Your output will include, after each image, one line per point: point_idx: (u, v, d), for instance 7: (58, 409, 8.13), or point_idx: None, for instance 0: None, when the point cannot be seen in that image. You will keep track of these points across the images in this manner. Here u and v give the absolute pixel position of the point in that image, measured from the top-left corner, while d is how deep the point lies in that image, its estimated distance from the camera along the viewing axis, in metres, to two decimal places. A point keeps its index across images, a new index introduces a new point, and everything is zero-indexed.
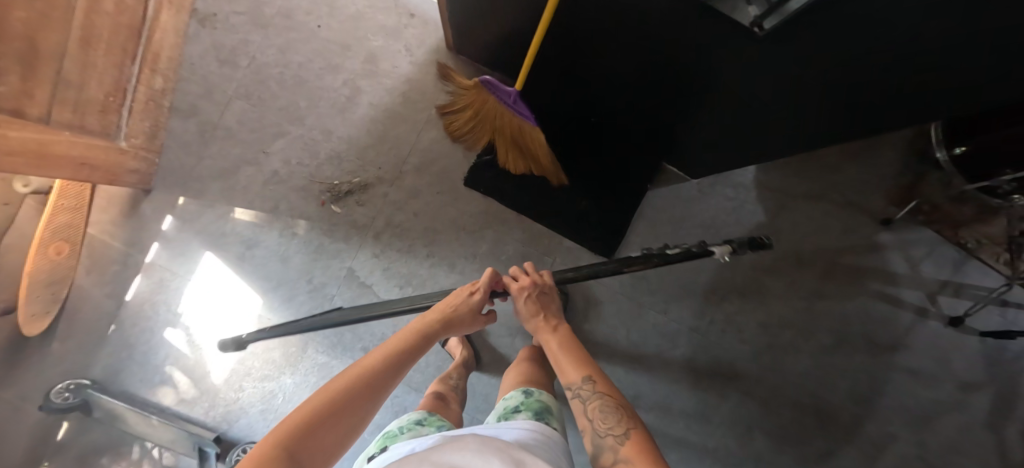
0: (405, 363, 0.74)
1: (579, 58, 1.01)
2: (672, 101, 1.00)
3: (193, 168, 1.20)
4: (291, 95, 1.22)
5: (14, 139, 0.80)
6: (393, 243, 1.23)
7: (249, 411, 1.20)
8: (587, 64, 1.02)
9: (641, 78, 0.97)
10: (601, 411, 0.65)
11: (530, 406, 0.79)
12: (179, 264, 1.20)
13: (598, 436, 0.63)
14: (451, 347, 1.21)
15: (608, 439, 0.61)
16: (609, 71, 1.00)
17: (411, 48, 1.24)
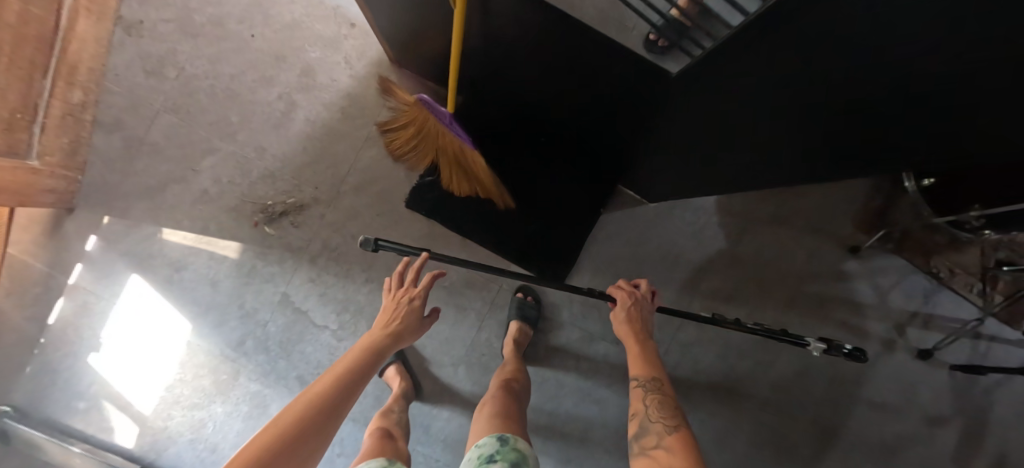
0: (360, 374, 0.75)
1: (518, 72, 0.93)
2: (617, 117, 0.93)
3: (119, 186, 1.14)
4: (222, 109, 1.15)
5: None
6: (329, 267, 1.17)
7: (177, 441, 1.15)
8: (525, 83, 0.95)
9: (584, 91, 0.90)
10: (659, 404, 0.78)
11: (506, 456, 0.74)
12: (103, 286, 1.14)
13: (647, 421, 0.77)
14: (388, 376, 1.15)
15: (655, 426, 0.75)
16: (549, 84, 0.92)
17: (350, 60, 1.17)
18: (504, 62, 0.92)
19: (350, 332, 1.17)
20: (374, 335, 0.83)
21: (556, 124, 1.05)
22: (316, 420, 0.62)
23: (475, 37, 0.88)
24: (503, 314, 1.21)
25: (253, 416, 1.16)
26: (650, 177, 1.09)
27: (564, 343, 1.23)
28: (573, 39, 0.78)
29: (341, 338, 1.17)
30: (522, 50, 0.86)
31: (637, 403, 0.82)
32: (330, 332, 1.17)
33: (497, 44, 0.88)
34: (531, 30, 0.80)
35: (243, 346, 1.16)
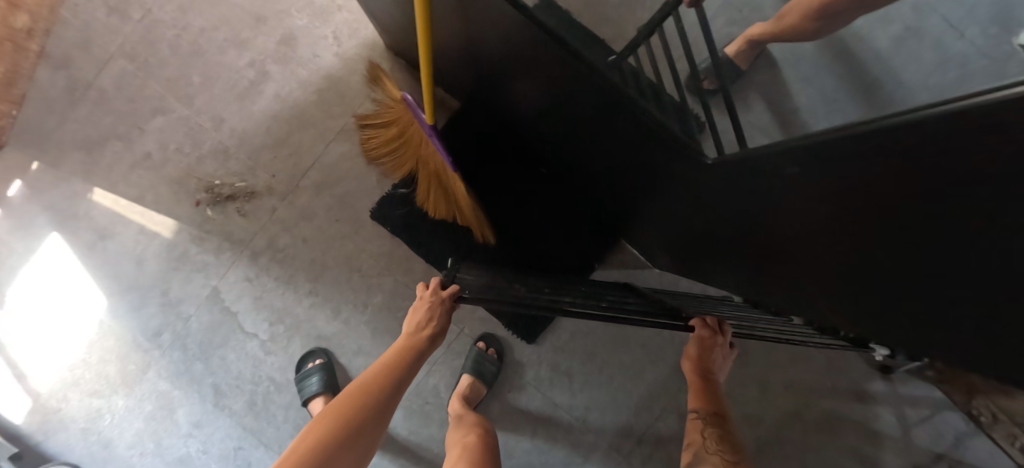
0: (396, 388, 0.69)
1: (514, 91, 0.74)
2: (623, 174, 0.74)
3: (55, 130, 1.00)
4: (184, 66, 1.00)
5: None
6: (271, 269, 1.01)
7: (70, 426, 1.03)
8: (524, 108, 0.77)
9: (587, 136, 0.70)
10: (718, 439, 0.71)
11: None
12: (18, 239, 1.01)
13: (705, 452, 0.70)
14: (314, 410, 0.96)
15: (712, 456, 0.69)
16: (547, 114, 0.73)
17: (340, 37, 1.00)
18: (497, 74, 0.72)
19: (281, 346, 1.02)
20: (408, 341, 0.75)
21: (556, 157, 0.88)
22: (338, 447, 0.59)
23: (460, 45, 0.69)
24: (457, 361, 1.04)
25: (157, 417, 1.03)
26: (654, 237, 0.90)
27: (522, 408, 1.05)
28: (581, 87, 0.57)
29: (269, 351, 1.02)
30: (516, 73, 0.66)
31: (694, 433, 0.75)
32: (257, 343, 1.02)
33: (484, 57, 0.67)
34: (525, 59, 0.60)
35: (159, 337, 1.02)
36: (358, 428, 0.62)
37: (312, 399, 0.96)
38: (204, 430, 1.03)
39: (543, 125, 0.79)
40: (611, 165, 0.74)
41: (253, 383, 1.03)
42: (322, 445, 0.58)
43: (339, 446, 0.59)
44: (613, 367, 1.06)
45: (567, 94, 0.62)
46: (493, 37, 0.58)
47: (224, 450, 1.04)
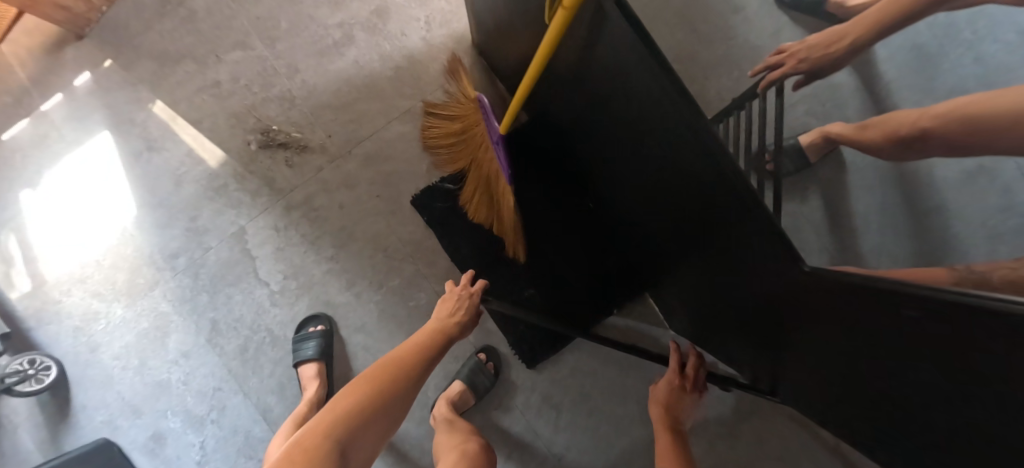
0: (426, 365, 0.69)
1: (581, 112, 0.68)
2: (662, 216, 0.68)
3: (136, 35, 1.01)
4: (276, 9, 1.01)
5: None
6: (300, 225, 1.01)
7: (64, 321, 1.03)
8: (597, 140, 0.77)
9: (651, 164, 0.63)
10: None
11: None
12: (70, 129, 1.02)
13: None
14: (303, 376, 0.95)
15: None
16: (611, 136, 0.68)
17: (431, 23, 1.01)
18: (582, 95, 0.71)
19: (288, 301, 1.02)
20: (438, 323, 0.75)
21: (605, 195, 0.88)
22: (369, 413, 0.59)
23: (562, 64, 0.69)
24: (453, 365, 1.03)
25: (149, 336, 1.03)
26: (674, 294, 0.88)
27: (502, 429, 1.03)
28: (665, 110, 0.49)
29: (276, 303, 1.02)
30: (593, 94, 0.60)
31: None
32: (266, 292, 1.02)
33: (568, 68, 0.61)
34: (626, 73, 0.52)
35: (175, 259, 1.02)
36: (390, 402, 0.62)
37: (304, 364, 0.96)
38: (190, 361, 1.03)
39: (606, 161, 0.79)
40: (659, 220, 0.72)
41: (251, 330, 1.03)
42: (354, 410, 0.58)
43: (371, 416, 0.59)
44: (602, 415, 1.04)
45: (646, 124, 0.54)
46: (608, 55, 0.54)
47: (203, 387, 1.03)
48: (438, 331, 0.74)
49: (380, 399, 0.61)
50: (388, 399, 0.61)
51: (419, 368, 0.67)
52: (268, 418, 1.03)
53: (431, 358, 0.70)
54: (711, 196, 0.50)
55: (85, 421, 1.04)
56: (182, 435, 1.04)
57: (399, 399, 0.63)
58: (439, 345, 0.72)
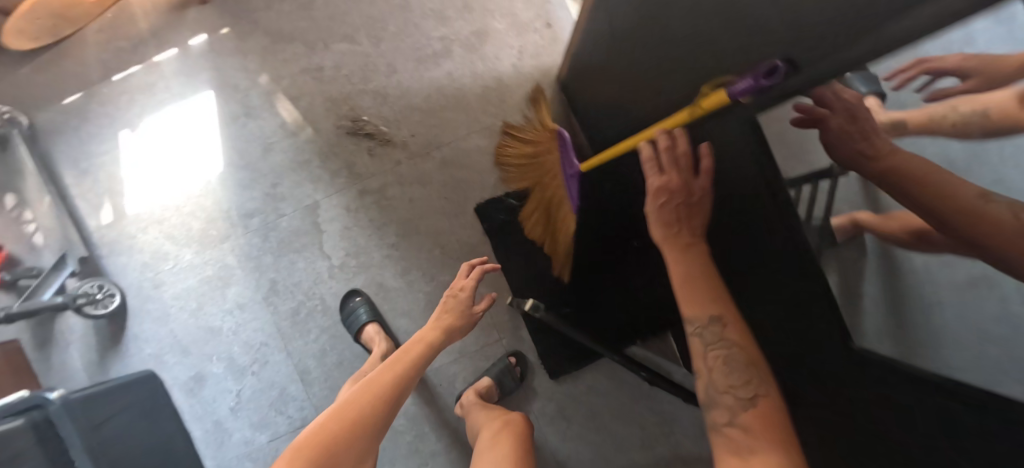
0: (416, 367, 0.79)
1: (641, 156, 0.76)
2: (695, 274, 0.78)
3: (256, 11, 1.11)
4: (387, 14, 1.10)
5: None
6: (370, 210, 1.10)
7: (134, 255, 1.11)
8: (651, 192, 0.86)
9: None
10: (733, 367, 0.50)
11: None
12: (177, 83, 1.11)
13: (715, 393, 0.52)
14: (368, 335, 1.04)
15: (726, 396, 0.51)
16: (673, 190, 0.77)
17: (523, 53, 1.11)
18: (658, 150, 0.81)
19: (344, 277, 1.10)
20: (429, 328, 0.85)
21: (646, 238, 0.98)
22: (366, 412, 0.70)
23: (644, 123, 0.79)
24: (482, 363, 1.12)
25: (210, 284, 1.11)
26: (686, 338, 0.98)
27: None
28: None
29: (333, 276, 1.10)
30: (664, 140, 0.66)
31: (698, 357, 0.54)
32: (325, 265, 1.10)
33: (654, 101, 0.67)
34: None
35: (249, 219, 1.11)
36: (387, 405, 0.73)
37: (366, 326, 1.04)
38: (243, 314, 1.11)
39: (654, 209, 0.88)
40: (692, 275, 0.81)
41: (305, 296, 1.11)
42: (350, 417, 0.69)
43: (371, 418, 0.70)
44: (608, 435, 1.12)
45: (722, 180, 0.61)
46: None
47: (250, 340, 1.11)
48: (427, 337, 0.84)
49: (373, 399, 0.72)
50: (383, 399, 0.72)
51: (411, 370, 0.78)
52: (304, 379, 1.11)
53: (422, 359, 0.80)
54: None
55: (134, 350, 1.11)
56: (221, 380, 1.11)
57: (393, 397, 0.74)
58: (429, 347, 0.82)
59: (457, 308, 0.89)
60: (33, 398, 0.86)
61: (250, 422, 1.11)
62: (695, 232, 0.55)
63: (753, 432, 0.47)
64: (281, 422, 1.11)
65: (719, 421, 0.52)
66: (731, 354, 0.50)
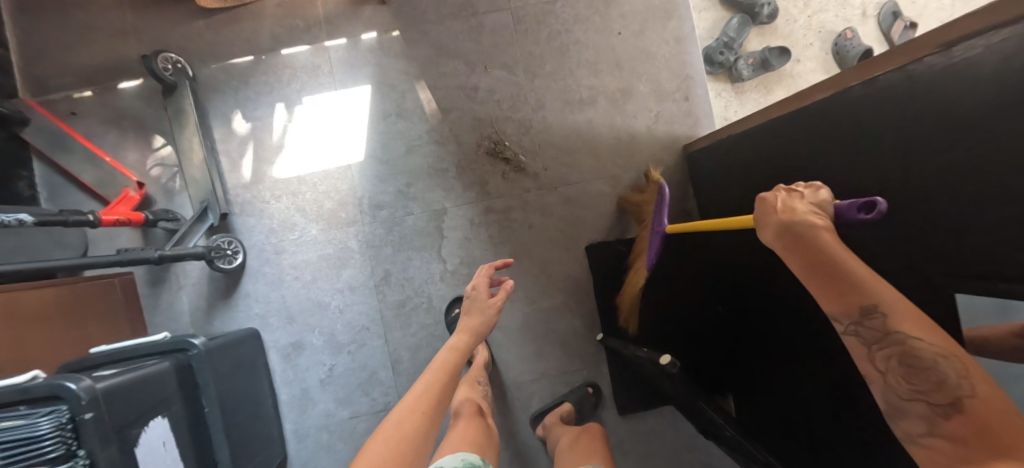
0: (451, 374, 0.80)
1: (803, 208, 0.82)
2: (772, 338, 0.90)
3: (428, 23, 1.19)
4: (546, 54, 1.20)
5: None
6: (490, 227, 1.19)
7: (263, 219, 1.17)
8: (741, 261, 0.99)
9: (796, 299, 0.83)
10: (910, 357, 0.47)
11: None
12: (340, 71, 1.18)
13: (903, 397, 0.48)
14: None
15: (920, 400, 0.47)
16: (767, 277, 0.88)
17: (659, 118, 1.21)
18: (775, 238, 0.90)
19: (453, 282, 1.18)
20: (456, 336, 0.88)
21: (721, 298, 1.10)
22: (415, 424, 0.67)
23: None
24: (559, 387, 1.21)
25: (328, 262, 1.18)
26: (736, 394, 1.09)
27: None
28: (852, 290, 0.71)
29: (443, 279, 1.18)
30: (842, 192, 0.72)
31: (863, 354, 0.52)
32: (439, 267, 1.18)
33: (829, 166, 0.73)
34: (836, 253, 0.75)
35: (378, 210, 1.18)
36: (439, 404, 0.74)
37: None
38: (352, 296, 1.18)
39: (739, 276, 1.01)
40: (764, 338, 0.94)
41: (413, 291, 1.18)
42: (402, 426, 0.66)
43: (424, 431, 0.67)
44: None
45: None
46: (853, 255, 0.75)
47: (353, 321, 1.18)
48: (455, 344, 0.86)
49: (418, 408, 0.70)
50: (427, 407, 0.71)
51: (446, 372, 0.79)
52: (394, 368, 1.18)
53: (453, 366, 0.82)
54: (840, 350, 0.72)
55: (243, 307, 1.17)
56: (318, 352, 1.18)
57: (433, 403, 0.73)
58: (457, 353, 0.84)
59: (485, 309, 0.93)
60: (178, 342, 0.92)
61: (335, 396, 1.18)
62: (806, 215, 0.55)
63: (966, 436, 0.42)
64: (365, 403, 1.18)
65: (922, 433, 0.47)
66: (906, 351, 0.47)
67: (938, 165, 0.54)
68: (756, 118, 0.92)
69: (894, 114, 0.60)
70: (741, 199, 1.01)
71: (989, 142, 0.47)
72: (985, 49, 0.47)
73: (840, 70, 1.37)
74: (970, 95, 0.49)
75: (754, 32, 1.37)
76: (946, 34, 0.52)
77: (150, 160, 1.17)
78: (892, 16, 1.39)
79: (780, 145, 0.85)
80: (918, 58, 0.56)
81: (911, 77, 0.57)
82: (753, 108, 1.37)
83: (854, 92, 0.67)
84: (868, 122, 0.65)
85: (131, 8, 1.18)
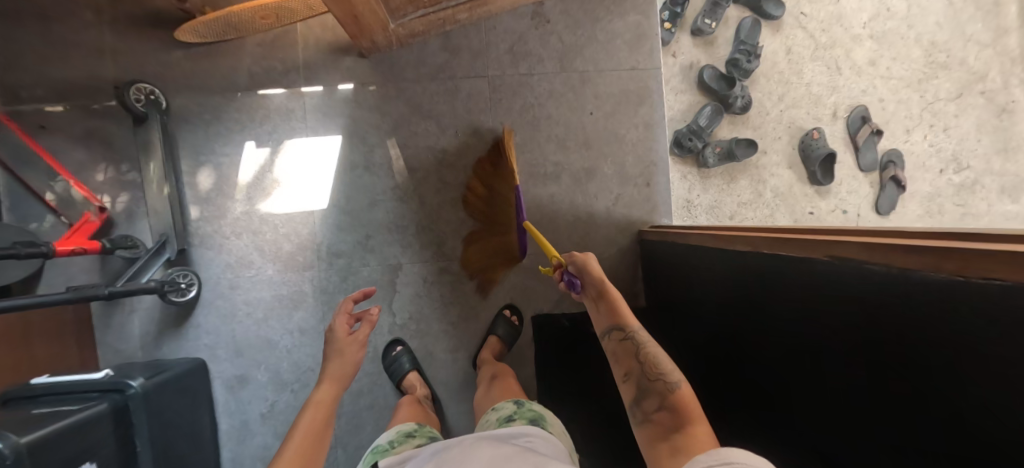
0: (328, 392, 0.87)
1: (720, 341, 0.89)
2: (704, 372, 0.98)
3: (405, 80, 1.21)
4: (516, 125, 1.23)
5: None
6: (443, 287, 1.22)
7: (221, 254, 1.19)
8: (680, 307, 1.07)
9: (724, 411, 0.91)
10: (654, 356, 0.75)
11: (524, 414, 0.83)
12: (314, 118, 1.20)
13: (650, 381, 0.71)
14: (408, 380, 1.16)
15: (657, 383, 0.70)
16: (705, 332, 0.95)
17: (619, 200, 1.25)
18: (702, 333, 0.97)
19: (399, 336, 1.22)
20: (341, 350, 0.94)
21: (663, 333, 1.18)
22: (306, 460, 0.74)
23: (699, 308, 0.98)
24: None
25: (282, 303, 1.20)
26: None
27: None
28: (751, 351, 0.78)
29: (391, 332, 1.22)
30: (755, 329, 0.76)
31: (632, 359, 0.76)
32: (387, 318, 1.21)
33: (745, 294, 0.78)
34: (739, 329, 0.81)
35: (336, 258, 1.21)
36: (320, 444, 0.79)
37: (406, 374, 1.16)
38: (301, 339, 1.21)
39: (679, 318, 1.08)
40: (696, 372, 1.02)
41: None
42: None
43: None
44: None
45: (750, 362, 0.79)
46: (744, 360, 0.81)
47: (300, 362, 1.21)
48: (344, 368, 0.92)
49: (315, 436, 0.79)
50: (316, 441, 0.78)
51: (324, 392, 0.87)
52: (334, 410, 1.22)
53: (333, 388, 0.88)
54: (752, 390, 0.79)
55: (192, 337, 1.20)
56: (262, 388, 1.22)
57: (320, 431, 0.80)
58: (341, 379, 0.91)
59: (342, 351, 0.94)
60: (116, 382, 0.95)
61: (275, 431, 1.22)
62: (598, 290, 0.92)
63: (677, 407, 0.65)
64: None
65: (648, 410, 0.68)
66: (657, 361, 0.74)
67: (813, 327, 0.60)
68: (697, 238, 0.97)
69: (789, 282, 0.66)
70: (681, 300, 1.07)
71: (851, 335, 0.53)
72: (853, 270, 0.53)
73: (804, 166, 1.42)
74: (842, 300, 0.55)
75: (726, 120, 1.41)
76: (835, 248, 0.58)
77: (114, 183, 1.19)
78: (860, 120, 1.44)
79: (711, 267, 0.91)
80: (812, 255, 0.62)
81: (802, 266, 0.63)
82: (715, 194, 1.41)
83: (767, 258, 0.72)
84: (773, 283, 0.70)
85: (110, 28, 1.17)
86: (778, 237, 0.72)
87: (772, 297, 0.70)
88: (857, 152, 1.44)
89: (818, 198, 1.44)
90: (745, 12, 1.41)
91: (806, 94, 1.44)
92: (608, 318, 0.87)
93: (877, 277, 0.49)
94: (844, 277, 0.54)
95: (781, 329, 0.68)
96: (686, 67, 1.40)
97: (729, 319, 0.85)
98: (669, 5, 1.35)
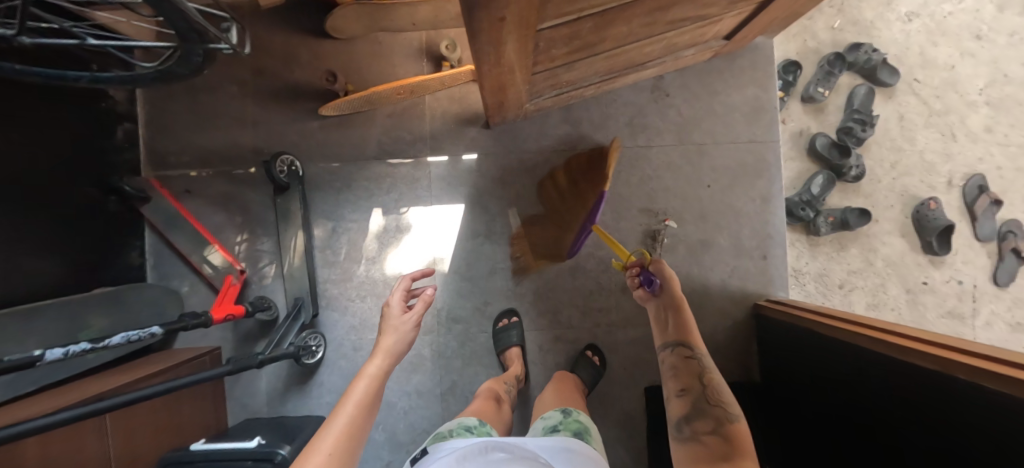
0: (373, 369, 0.73)
1: (820, 424, 0.94)
2: (808, 440, 0.99)
3: (527, 151, 1.24)
4: (632, 195, 1.24)
5: (504, 73, 0.85)
6: (557, 355, 1.23)
7: (346, 316, 1.24)
8: (793, 375, 1.07)
9: None
10: (716, 385, 0.82)
11: (569, 424, 0.76)
12: (439, 188, 1.24)
13: (711, 404, 0.77)
14: (508, 356, 1.18)
15: (717, 410, 0.76)
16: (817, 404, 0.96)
17: (734, 273, 1.25)
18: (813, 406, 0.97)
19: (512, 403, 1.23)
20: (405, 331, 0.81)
21: (771, 392, 1.17)
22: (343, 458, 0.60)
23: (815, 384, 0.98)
24: None
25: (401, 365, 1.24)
26: None
27: None
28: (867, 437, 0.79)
29: None
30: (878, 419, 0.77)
31: (692, 379, 0.85)
32: (508, 349, 1.18)
33: (874, 384, 0.79)
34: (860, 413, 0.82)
35: (455, 323, 1.24)
36: (369, 420, 0.68)
37: (508, 348, 1.18)
38: (417, 401, 1.24)
39: (791, 383, 1.07)
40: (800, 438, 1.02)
41: None
42: None
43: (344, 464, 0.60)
44: None
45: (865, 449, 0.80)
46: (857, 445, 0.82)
47: (414, 424, 1.24)
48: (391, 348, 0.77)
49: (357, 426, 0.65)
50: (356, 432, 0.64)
51: (374, 367, 0.74)
52: None
53: (377, 365, 0.74)
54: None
55: (315, 395, 1.24)
56: (377, 448, 1.24)
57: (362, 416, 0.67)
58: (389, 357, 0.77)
59: (398, 327, 0.81)
60: (269, 450, 0.98)
61: None
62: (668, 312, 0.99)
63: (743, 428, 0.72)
64: None
65: (702, 430, 0.73)
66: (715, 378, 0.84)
67: (942, 435, 0.62)
68: (821, 324, 0.97)
69: (924, 388, 0.67)
70: (796, 377, 1.06)
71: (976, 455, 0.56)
72: (989, 397, 0.55)
73: (919, 236, 1.38)
74: (975, 420, 0.57)
75: (837, 187, 1.39)
76: (948, 363, 0.64)
77: (249, 245, 1.25)
78: (977, 189, 1.40)
79: (837, 349, 0.91)
80: (950, 371, 0.63)
81: (940, 378, 0.64)
82: (824, 262, 1.39)
83: (884, 359, 0.77)
84: (908, 384, 0.71)
85: (251, 99, 1.25)
86: (895, 341, 0.77)
87: (887, 396, 0.76)
88: (975, 222, 1.40)
89: (932, 268, 1.40)
90: (857, 78, 1.40)
91: (919, 161, 1.41)
92: (675, 333, 0.96)
93: (1013, 412, 0.51)
94: (953, 393, 0.61)
95: (893, 429, 0.73)
96: (795, 133, 1.40)
97: (850, 400, 0.86)
98: (782, 75, 1.36)
